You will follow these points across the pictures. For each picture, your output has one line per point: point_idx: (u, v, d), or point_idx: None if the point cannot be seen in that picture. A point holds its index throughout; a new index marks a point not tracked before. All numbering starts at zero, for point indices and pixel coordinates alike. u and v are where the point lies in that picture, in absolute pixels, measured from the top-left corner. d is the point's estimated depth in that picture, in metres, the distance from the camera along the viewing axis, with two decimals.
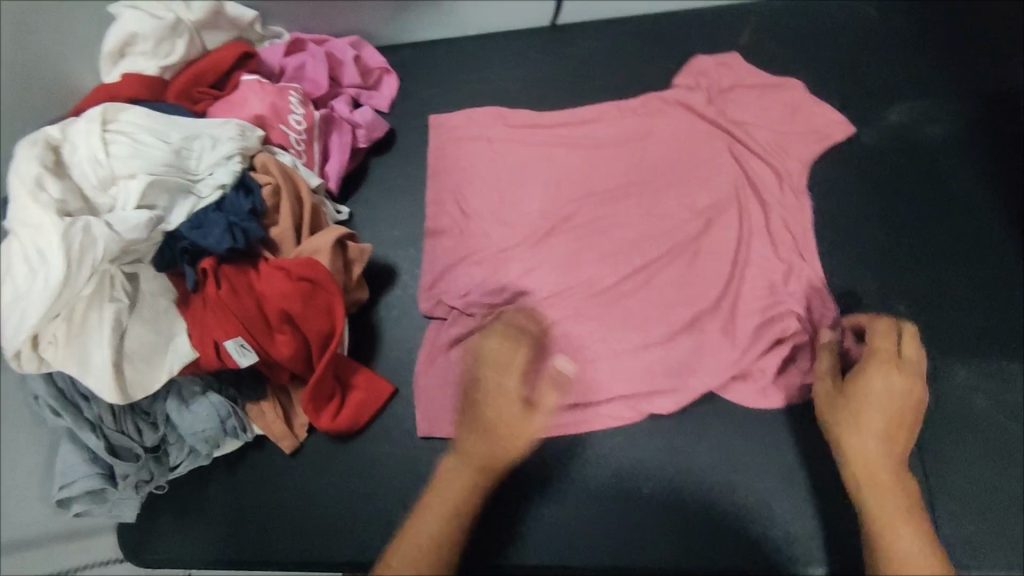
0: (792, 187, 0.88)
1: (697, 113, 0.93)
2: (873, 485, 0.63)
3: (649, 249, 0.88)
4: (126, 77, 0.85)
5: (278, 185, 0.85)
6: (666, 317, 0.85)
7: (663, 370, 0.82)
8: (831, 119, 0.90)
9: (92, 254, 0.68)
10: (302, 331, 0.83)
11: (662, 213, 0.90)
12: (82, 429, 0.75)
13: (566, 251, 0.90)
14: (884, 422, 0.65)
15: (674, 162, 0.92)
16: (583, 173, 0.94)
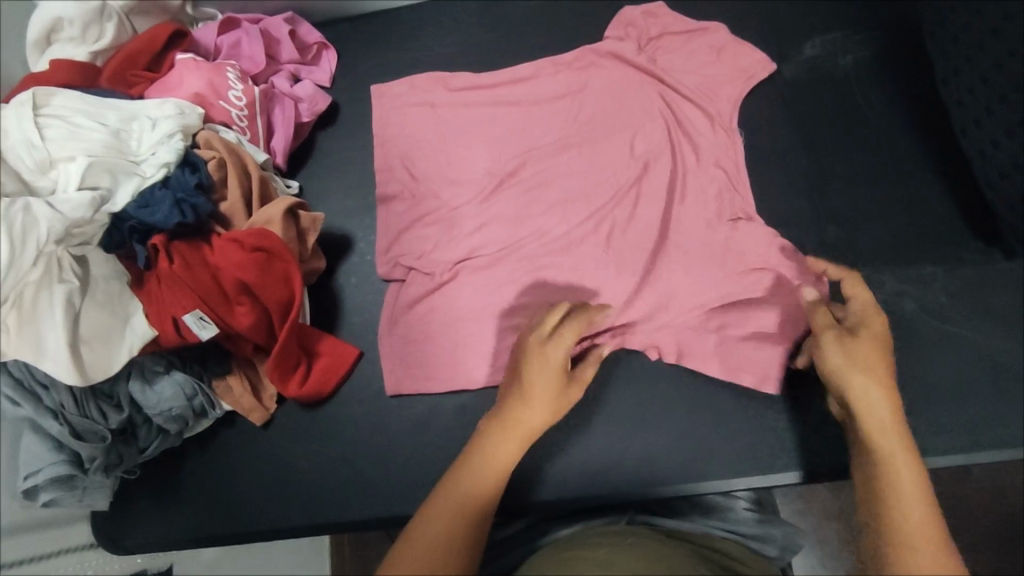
0: (724, 126, 0.93)
1: (629, 62, 0.97)
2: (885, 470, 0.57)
3: (594, 194, 0.92)
4: (57, 63, 0.84)
5: (223, 160, 0.86)
6: (618, 256, 0.88)
7: (618, 306, 0.86)
8: (754, 59, 0.95)
9: (36, 234, 0.68)
10: (262, 302, 0.83)
11: (603, 160, 0.93)
12: (43, 417, 0.74)
13: (516, 203, 0.92)
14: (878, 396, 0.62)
15: (611, 111, 0.96)
16: (526, 128, 0.96)
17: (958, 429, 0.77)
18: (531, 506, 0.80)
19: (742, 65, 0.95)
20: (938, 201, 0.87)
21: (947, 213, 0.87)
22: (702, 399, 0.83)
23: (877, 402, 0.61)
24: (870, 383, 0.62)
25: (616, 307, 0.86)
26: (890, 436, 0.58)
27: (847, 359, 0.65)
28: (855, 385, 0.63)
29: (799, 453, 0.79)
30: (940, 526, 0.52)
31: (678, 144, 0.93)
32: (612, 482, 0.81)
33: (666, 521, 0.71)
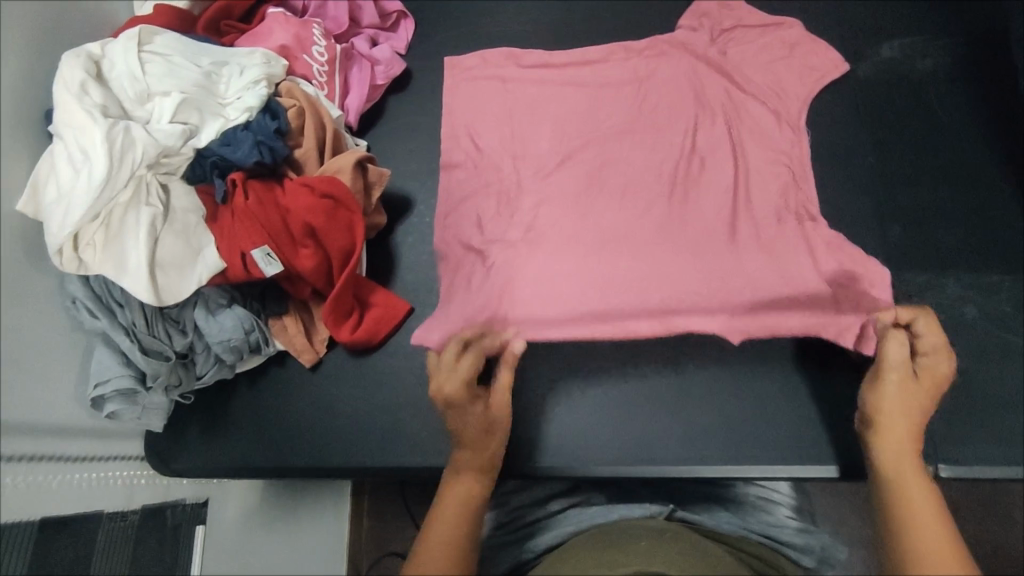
0: (791, 120, 0.92)
1: (698, 53, 0.98)
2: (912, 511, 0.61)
3: (652, 179, 0.91)
4: (158, 8, 0.90)
5: (302, 108, 0.90)
6: (675, 241, 0.86)
7: (676, 290, 0.83)
8: (826, 58, 0.95)
9: (132, 155, 0.74)
10: (324, 247, 0.86)
11: (662, 148, 0.93)
12: (116, 332, 0.79)
13: (576, 182, 0.92)
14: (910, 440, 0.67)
15: (679, 100, 0.96)
16: (591, 112, 0.98)
17: (1007, 440, 0.75)
18: (567, 472, 0.80)
19: (813, 63, 0.95)
20: (1009, 213, 0.85)
21: (1017, 225, 0.85)
22: (746, 384, 0.83)
23: (900, 442, 0.66)
24: (903, 427, 0.67)
25: (669, 288, 0.83)
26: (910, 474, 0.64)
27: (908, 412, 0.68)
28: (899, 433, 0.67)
29: (839, 449, 0.78)
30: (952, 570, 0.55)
31: (742, 138, 0.92)
32: (650, 458, 0.80)
33: (701, 518, 0.75)
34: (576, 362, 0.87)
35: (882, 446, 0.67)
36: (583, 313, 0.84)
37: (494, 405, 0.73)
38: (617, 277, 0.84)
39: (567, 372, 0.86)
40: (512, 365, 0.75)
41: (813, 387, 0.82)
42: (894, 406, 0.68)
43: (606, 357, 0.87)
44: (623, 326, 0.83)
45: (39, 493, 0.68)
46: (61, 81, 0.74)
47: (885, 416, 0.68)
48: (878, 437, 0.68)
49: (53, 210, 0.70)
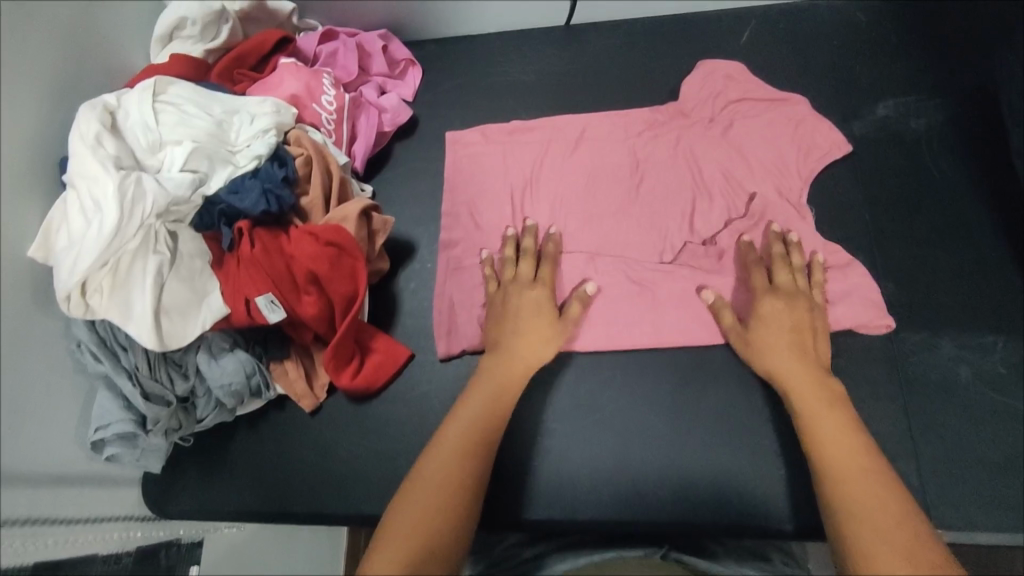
0: (787, 183, 0.93)
1: (700, 122, 0.99)
2: (835, 480, 0.65)
3: (644, 272, 0.91)
4: (174, 57, 0.93)
5: (310, 157, 0.92)
6: (670, 317, 0.88)
7: (657, 390, 0.86)
8: (830, 138, 0.94)
9: (142, 207, 0.76)
10: (327, 292, 0.88)
11: (654, 238, 0.93)
12: (119, 375, 0.80)
13: (578, 249, 0.94)
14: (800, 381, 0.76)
15: (674, 182, 0.96)
16: (588, 191, 0.97)
17: (999, 504, 0.75)
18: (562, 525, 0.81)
19: (813, 120, 0.95)
20: (1004, 273, 0.86)
21: (1012, 286, 0.85)
22: (749, 442, 0.82)
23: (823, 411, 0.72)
24: (815, 397, 0.74)
25: (653, 368, 0.87)
26: (821, 437, 0.70)
27: (774, 358, 0.79)
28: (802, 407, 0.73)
29: None
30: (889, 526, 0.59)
31: (750, 210, 0.92)
32: (647, 516, 0.80)
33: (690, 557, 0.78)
34: (574, 414, 0.86)
35: (805, 422, 0.72)
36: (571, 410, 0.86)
37: (564, 321, 0.86)
38: (614, 348, 0.88)
39: (564, 424, 0.86)
40: (582, 298, 0.88)
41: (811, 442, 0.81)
42: (791, 381, 0.76)
43: (599, 419, 0.85)
44: (618, 399, 0.86)
45: (36, 542, 0.69)
46: (77, 133, 0.76)
47: (793, 395, 0.75)
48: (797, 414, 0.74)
49: (64, 258, 0.73)
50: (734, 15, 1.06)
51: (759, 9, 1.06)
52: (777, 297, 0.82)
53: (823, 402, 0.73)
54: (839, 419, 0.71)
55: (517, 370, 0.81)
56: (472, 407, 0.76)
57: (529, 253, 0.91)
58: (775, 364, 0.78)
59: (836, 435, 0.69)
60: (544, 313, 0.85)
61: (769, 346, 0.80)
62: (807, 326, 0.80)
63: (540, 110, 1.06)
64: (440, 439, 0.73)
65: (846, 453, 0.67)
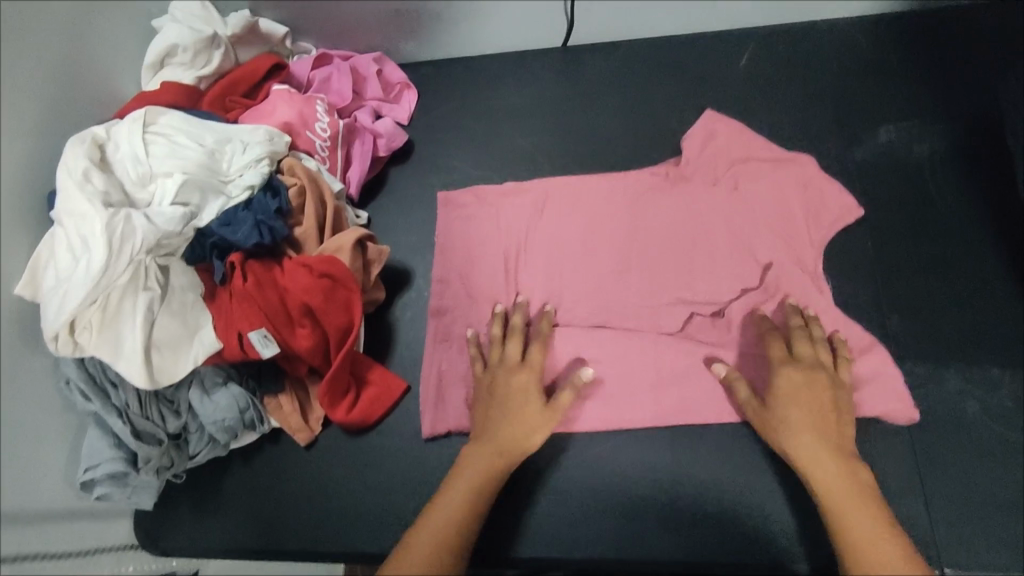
0: (791, 250, 0.91)
1: (702, 184, 0.96)
2: (858, 555, 0.66)
3: (642, 349, 0.90)
4: (165, 85, 0.92)
5: (304, 187, 0.90)
6: (673, 398, 0.87)
7: (654, 462, 0.85)
8: (839, 202, 0.92)
9: (131, 243, 0.74)
10: (322, 325, 0.86)
11: (654, 313, 0.92)
12: (109, 414, 0.78)
13: (584, 318, 0.92)
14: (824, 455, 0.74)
15: (677, 249, 0.94)
16: (587, 255, 0.95)
17: (1001, 539, 0.76)
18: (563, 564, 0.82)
19: (822, 182, 0.93)
20: (1009, 303, 0.86)
21: (1016, 316, 0.85)
22: (745, 479, 0.83)
23: (851, 502, 0.70)
24: (838, 480, 0.72)
25: (652, 444, 0.86)
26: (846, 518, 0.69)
27: (796, 433, 0.76)
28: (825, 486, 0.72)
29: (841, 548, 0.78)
30: None
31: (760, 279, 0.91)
32: (645, 555, 0.80)
33: None
34: (572, 453, 0.87)
35: (839, 518, 0.69)
36: (566, 477, 0.85)
37: (556, 408, 0.82)
38: (619, 427, 0.86)
39: (562, 462, 0.86)
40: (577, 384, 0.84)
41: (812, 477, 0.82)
42: (819, 465, 0.73)
43: (596, 460, 0.86)
44: (623, 444, 0.86)
45: None
46: (64, 169, 0.74)
47: (819, 483, 0.72)
48: (827, 507, 0.71)
49: (51, 298, 0.71)
50: (734, 37, 1.05)
51: (759, 31, 1.05)
52: (796, 369, 0.80)
53: (846, 481, 0.72)
54: (866, 508, 0.69)
55: (508, 438, 0.79)
56: (470, 473, 0.77)
57: (519, 331, 0.88)
58: (796, 438, 0.76)
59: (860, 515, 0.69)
60: (535, 398, 0.82)
61: (789, 417, 0.77)
62: (829, 403, 0.78)
63: (538, 134, 1.05)
64: (440, 498, 0.75)
65: (871, 535, 0.67)
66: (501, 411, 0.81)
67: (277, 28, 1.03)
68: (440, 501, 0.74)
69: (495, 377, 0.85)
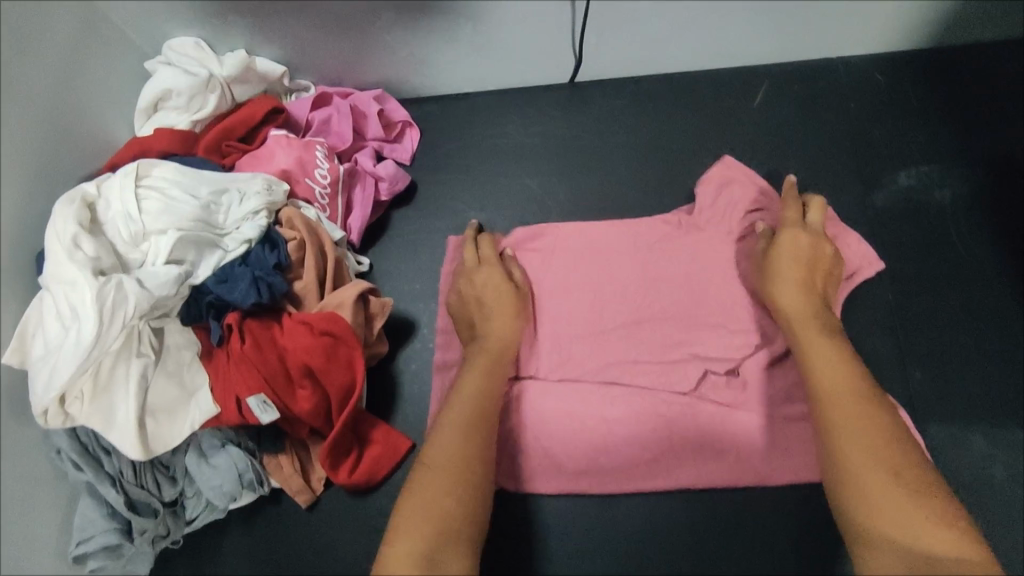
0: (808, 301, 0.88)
1: (719, 234, 0.93)
2: (833, 403, 0.73)
3: (653, 400, 0.87)
4: (159, 132, 0.89)
5: (303, 239, 0.87)
6: (686, 453, 0.85)
7: (666, 513, 0.84)
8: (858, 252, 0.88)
9: (124, 310, 0.70)
10: (324, 385, 0.83)
11: (669, 362, 0.89)
12: (102, 484, 0.75)
13: (594, 372, 0.89)
14: (804, 306, 0.82)
15: (688, 296, 0.91)
16: (596, 299, 0.93)
17: None
18: None
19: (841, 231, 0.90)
20: None
21: None
22: (757, 542, 0.82)
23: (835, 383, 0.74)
24: (818, 342, 0.79)
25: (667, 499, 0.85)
26: (823, 364, 0.76)
27: (783, 286, 0.83)
28: (807, 340, 0.79)
29: None
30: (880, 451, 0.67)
31: (776, 335, 0.88)
32: None
33: None
34: (583, 514, 0.86)
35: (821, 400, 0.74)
36: (579, 531, 0.85)
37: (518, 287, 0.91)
38: (631, 484, 0.85)
39: (574, 524, 0.85)
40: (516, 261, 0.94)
41: (821, 537, 0.82)
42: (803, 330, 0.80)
43: (606, 521, 0.85)
44: (630, 500, 0.85)
45: None
46: (52, 234, 0.71)
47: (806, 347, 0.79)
48: (813, 378, 0.76)
49: (39, 372, 0.68)
50: (747, 74, 1.02)
51: (774, 66, 1.01)
52: (796, 231, 0.85)
53: (824, 330, 0.80)
54: (849, 391, 0.73)
55: (496, 336, 0.86)
56: (472, 377, 0.81)
57: (468, 238, 0.94)
58: (783, 289, 0.83)
59: (839, 365, 0.76)
60: (499, 283, 0.89)
61: (778, 267, 0.84)
62: (821, 263, 0.84)
63: (546, 175, 1.02)
64: (450, 406, 0.78)
65: (838, 381, 0.74)
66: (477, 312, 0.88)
67: (275, 66, 0.99)
68: (448, 411, 0.77)
69: (473, 281, 0.90)
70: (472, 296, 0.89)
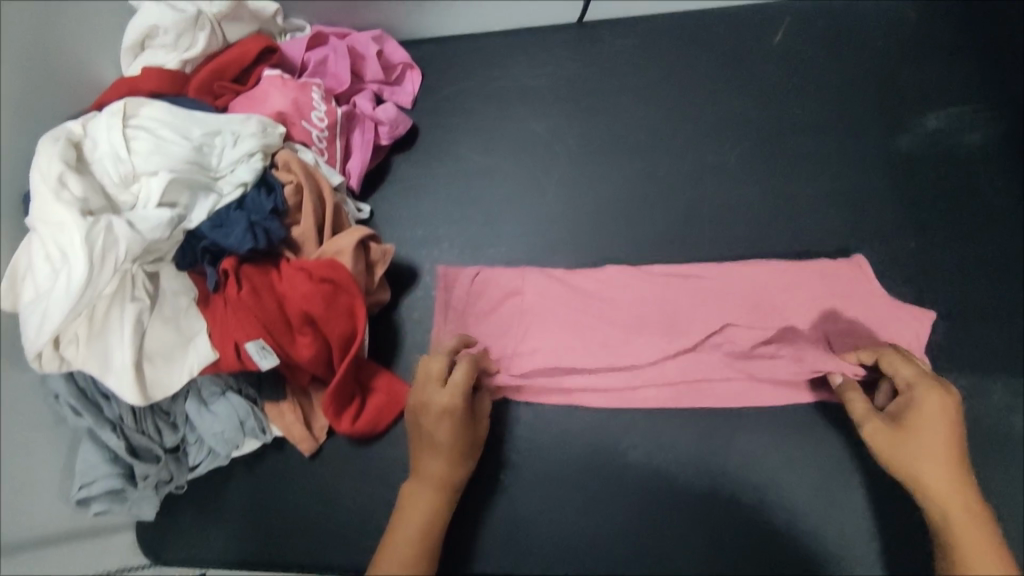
0: (822, 247, 0.86)
1: (730, 176, 0.90)
2: (961, 543, 0.61)
3: (657, 321, 0.84)
4: (147, 71, 0.85)
5: (300, 183, 0.83)
6: (694, 376, 0.82)
7: (678, 464, 0.80)
8: (863, 190, 0.87)
9: (114, 254, 0.68)
10: (324, 333, 0.81)
11: (670, 278, 0.86)
12: (103, 429, 0.76)
13: (589, 283, 0.87)
14: (946, 453, 0.65)
15: (695, 228, 0.89)
16: (597, 226, 0.91)
17: None
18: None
19: (855, 182, 0.88)
20: None
21: None
22: (772, 495, 0.78)
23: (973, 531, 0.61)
24: (940, 477, 0.64)
25: (682, 448, 0.80)
26: (953, 505, 0.62)
27: (927, 447, 0.65)
28: (930, 477, 0.64)
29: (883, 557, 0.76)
30: None
31: (794, 275, 0.84)
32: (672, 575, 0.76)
33: None
34: (591, 466, 0.81)
35: (950, 538, 0.61)
36: (581, 484, 0.81)
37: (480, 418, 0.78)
38: (636, 400, 0.82)
39: (580, 472, 0.81)
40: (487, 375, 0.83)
41: (837, 490, 0.78)
42: (929, 479, 0.64)
43: (613, 472, 0.81)
44: (633, 447, 0.81)
45: None
46: (38, 173, 0.69)
47: (922, 485, 0.64)
48: (935, 511, 0.63)
49: (31, 316, 0.66)
50: (767, 10, 0.96)
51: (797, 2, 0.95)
52: (935, 392, 0.68)
53: (961, 470, 0.64)
54: (983, 537, 0.60)
55: (451, 455, 0.73)
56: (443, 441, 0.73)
57: (438, 357, 0.77)
58: (918, 466, 0.65)
59: (958, 494, 0.63)
60: (463, 407, 0.74)
61: (914, 439, 0.66)
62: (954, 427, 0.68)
63: (554, 119, 0.97)
64: (434, 440, 0.73)
65: (967, 515, 0.62)
66: (429, 432, 0.73)
67: (268, 3, 0.93)
68: (423, 459, 0.73)
69: (427, 406, 0.73)
70: (420, 420, 0.73)
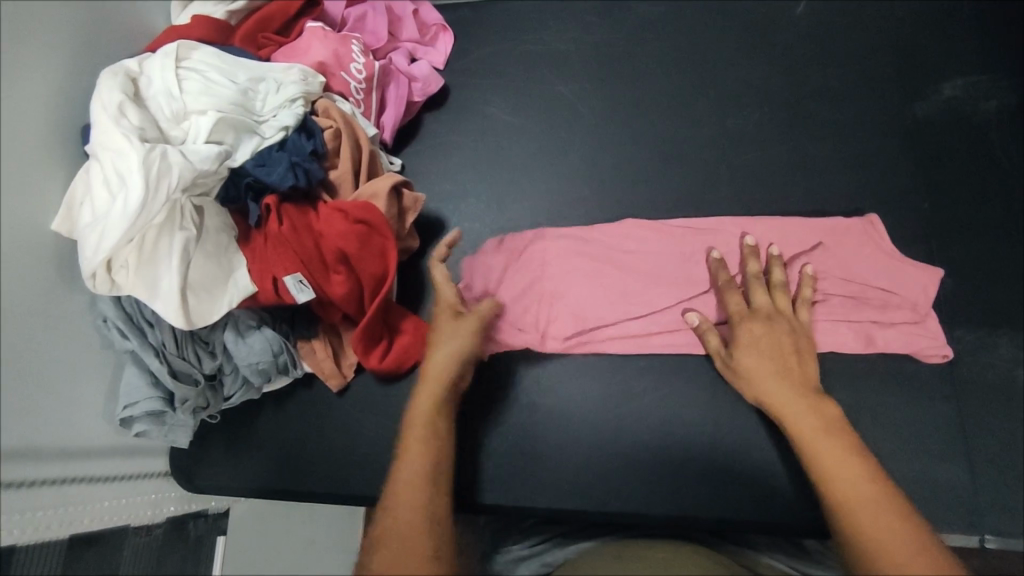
0: (837, 207, 0.88)
1: (751, 138, 0.93)
2: (801, 440, 0.67)
3: (676, 271, 0.87)
4: (196, 19, 0.88)
5: (339, 129, 0.88)
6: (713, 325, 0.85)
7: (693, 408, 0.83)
8: (880, 153, 0.90)
9: (168, 181, 0.72)
10: (357, 273, 0.85)
11: (689, 232, 0.89)
12: (146, 353, 0.79)
13: (610, 234, 0.91)
14: (777, 365, 0.74)
15: (715, 186, 0.92)
16: (621, 182, 0.95)
17: None
18: (610, 514, 0.80)
19: (871, 146, 0.90)
20: None
21: None
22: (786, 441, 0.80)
23: (809, 424, 0.68)
24: (776, 390, 0.72)
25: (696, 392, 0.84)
26: (792, 410, 0.70)
27: (755, 366, 0.75)
28: (765, 391, 0.73)
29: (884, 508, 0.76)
30: (863, 480, 0.61)
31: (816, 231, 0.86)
32: (684, 512, 0.78)
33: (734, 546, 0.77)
34: (608, 409, 0.84)
35: (805, 448, 0.66)
36: (598, 424, 0.84)
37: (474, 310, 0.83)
38: (652, 345, 0.86)
39: (596, 414, 0.85)
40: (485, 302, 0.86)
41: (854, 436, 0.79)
42: (765, 390, 0.73)
43: (629, 415, 0.84)
44: (649, 389, 0.85)
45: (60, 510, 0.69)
46: (98, 103, 0.73)
47: (766, 399, 0.73)
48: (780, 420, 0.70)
49: (88, 235, 0.69)
50: None
51: None
52: (756, 321, 0.77)
53: (792, 380, 0.73)
54: (821, 427, 0.67)
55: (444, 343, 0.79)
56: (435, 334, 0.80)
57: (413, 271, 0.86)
58: (755, 376, 0.74)
59: (795, 399, 0.71)
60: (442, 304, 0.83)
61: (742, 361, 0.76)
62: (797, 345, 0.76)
63: (582, 80, 1.01)
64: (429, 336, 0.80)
65: (801, 415, 0.69)
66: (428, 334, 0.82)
67: None
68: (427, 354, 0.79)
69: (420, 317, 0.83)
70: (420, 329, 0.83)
